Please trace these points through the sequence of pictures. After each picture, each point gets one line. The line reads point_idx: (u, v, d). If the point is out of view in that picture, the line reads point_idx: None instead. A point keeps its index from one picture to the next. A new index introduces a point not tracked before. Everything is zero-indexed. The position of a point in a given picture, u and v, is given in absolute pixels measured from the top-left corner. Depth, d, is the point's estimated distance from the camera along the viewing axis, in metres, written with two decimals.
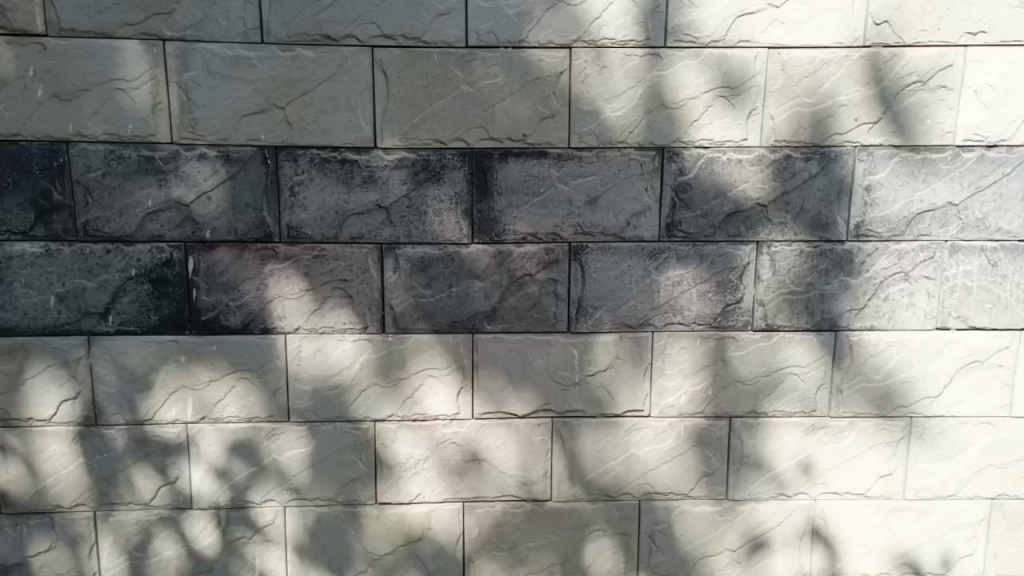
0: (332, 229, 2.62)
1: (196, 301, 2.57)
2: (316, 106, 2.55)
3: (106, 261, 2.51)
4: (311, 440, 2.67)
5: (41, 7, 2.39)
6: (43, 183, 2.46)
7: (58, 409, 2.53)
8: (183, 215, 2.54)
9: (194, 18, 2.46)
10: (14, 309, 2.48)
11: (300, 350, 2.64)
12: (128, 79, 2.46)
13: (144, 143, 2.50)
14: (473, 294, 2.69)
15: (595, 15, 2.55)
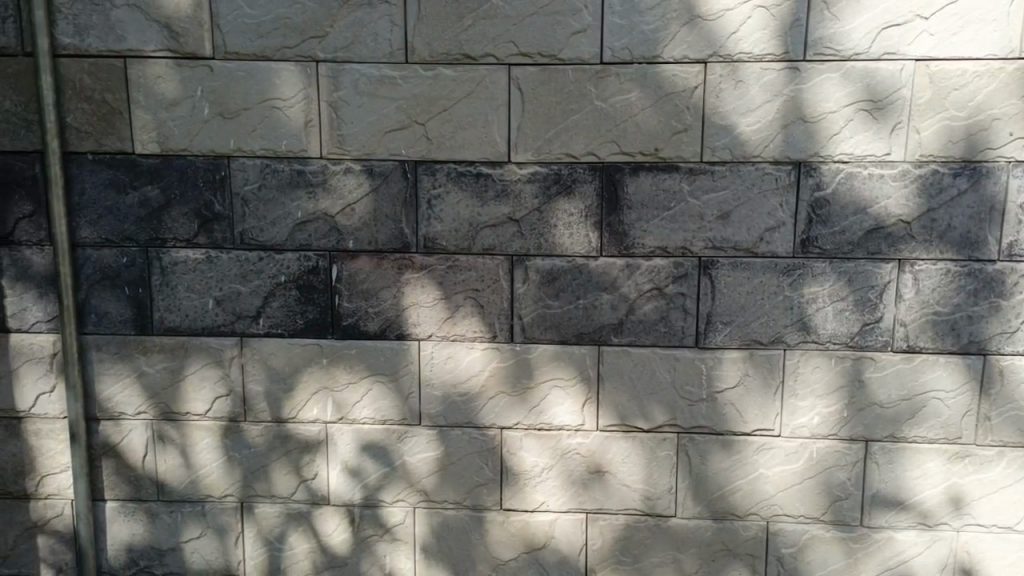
0: (465, 240, 2.70)
1: (338, 307, 2.71)
2: (454, 122, 2.65)
3: (259, 268, 2.68)
4: (440, 445, 2.75)
5: (209, 32, 2.55)
6: (206, 195, 2.63)
7: (212, 405, 2.70)
8: (329, 226, 2.68)
9: (345, 40, 2.59)
10: (177, 311, 2.66)
11: (432, 356, 2.74)
12: (284, 98, 2.61)
13: (296, 158, 2.65)
14: (601, 307, 2.71)
15: (732, 30, 2.54)
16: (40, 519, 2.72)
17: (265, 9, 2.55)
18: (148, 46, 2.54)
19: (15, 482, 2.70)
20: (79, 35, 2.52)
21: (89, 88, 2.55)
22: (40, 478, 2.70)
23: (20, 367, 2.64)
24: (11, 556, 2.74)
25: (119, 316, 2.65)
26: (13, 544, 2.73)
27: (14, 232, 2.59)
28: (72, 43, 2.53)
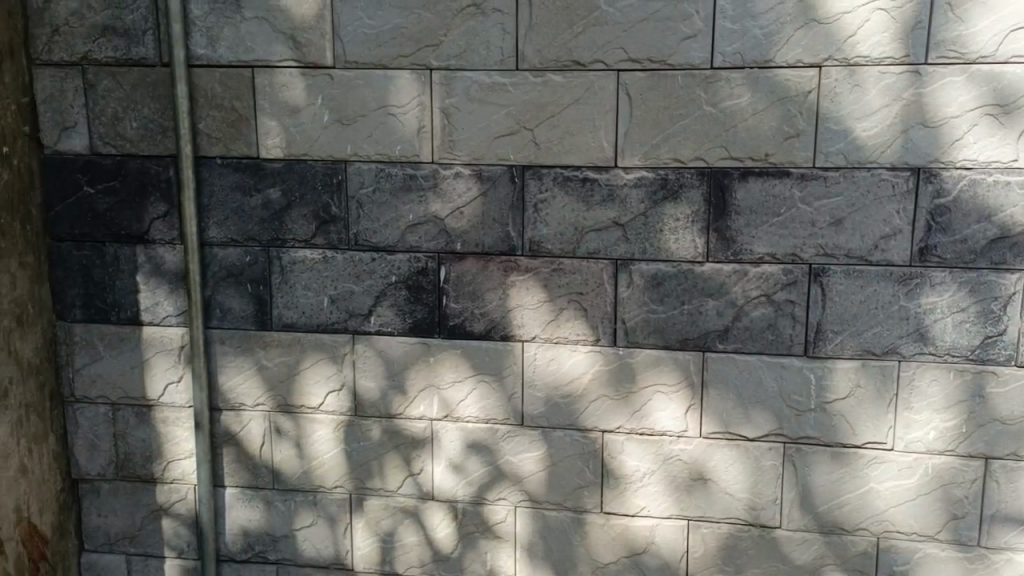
0: (571, 244, 2.73)
1: (445, 307, 2.78)
2: (562, 127, 2.68)
3: (372, 268, 2.78)
4: (542, 446, 2.79)
5: (331, 42, 2.66)
6: (324, 197, 2.74)
7: (325, 399, 2.81)
8: (439, 228, 2.76)
9: (458, 49, 2.66)
10: (294, 308, 2.78)
11: (536, 358, 2.77)
12: (399, 104, 2.70)
13: (409, 162, 2.73)
14: (706, 313, 2.69)
15: (850, 33, 2.50)
16: (165, 502, 2.88)
17: (383, 19, 2.65)
18: (274, 56, 2.66)
19: (144, 467, 2.86)
20: (212, 46, 2.66)
21: (219, 96, 2.69)
22: (166, 463, 2.86)
23: (150, 358, 2.81)
24: (138, 536, 2.91)
25: (241, 312, 2.79)
26: (140, 525, 2.91)
27: (149, 231, 2.75)
28: (204, 54, 2.66)
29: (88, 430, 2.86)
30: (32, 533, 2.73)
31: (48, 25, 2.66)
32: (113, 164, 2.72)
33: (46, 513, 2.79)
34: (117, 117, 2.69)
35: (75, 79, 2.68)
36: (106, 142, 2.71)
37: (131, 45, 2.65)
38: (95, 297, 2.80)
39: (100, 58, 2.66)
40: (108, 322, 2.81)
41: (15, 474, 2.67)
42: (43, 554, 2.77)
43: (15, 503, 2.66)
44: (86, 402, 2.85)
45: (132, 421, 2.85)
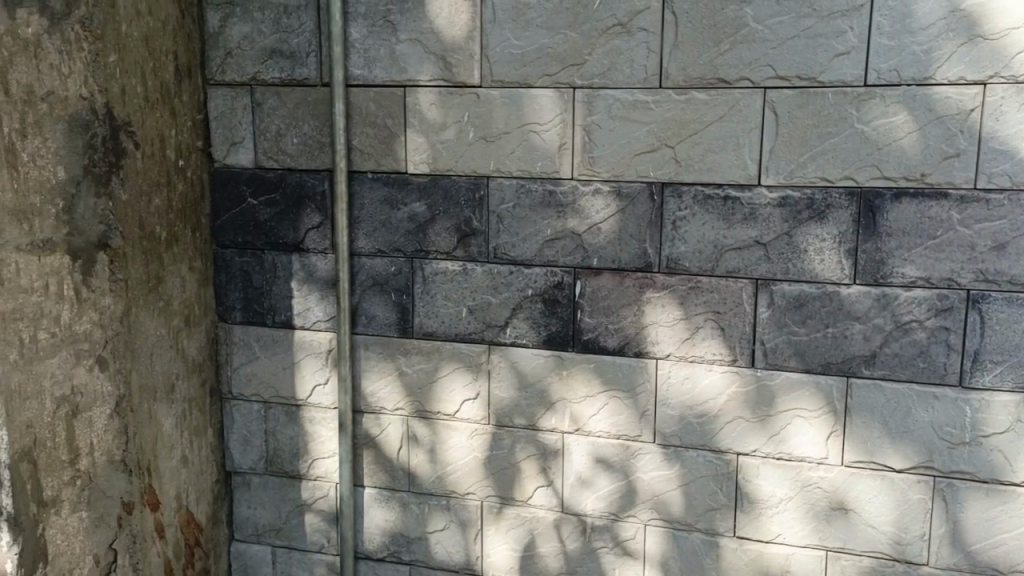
0: (710, 262, 2.69)
1: (580, 322, 2.80)
2: (704, 145, 2.65)
3: (509, 281, 2.84)
4: (675, 465, 2.78)
5: (479, 62, 2.74)
6: (466, 212, 2.83)
7: (461, 407, 2.90)
8: (576, 243, 2.78)
9: (602, 67, 2.69)
10: (435, 317, 2.88)
11: (670, 376, 2.75)
12: (542, 122, 2.74)
13: (549, 179, 2.77)
14: (852, 337, 2.61)
15: (1019, 48, 2.38)
16: (309, 497, 3.06)
17: (530, 40, 2.70)
18: (425, 75, 2.77)
19: (291, 463, 3.05)
20: (368, 67, 2.80)
21: (373, 114, 2.83)
22: (311, 461, 3.03)
23: (301, 360, 2.98)
24: (284, 528, 3.10)
25: (385, 319, 2.92)
26: (286, 518, 3.09)
27: (303, 240, 2.92)
28: (361, 74, 2.81)
29: (244, 426, 3.08)
30: (190, 520, 2.95)
31: (222, 48, 2.89)
32: (275, 178, 2.91)
33: (203, 502, 3.01)
34: (280, 133, 2.88)
35: (244, 98, 2.90)
36: (269, 157, 2.90)
37: (295, 66, 2.83)
38: (253, 301, 3.00)
39: (267, 78, 2.86)
40: (264, 325, 3.01)
41: (178, 463, 2.89)
42: (198, 541, 2.98)
43: (177, 491, 2.88)
44: (241, 399, 3.07)
45: (282, 419, 3.04)
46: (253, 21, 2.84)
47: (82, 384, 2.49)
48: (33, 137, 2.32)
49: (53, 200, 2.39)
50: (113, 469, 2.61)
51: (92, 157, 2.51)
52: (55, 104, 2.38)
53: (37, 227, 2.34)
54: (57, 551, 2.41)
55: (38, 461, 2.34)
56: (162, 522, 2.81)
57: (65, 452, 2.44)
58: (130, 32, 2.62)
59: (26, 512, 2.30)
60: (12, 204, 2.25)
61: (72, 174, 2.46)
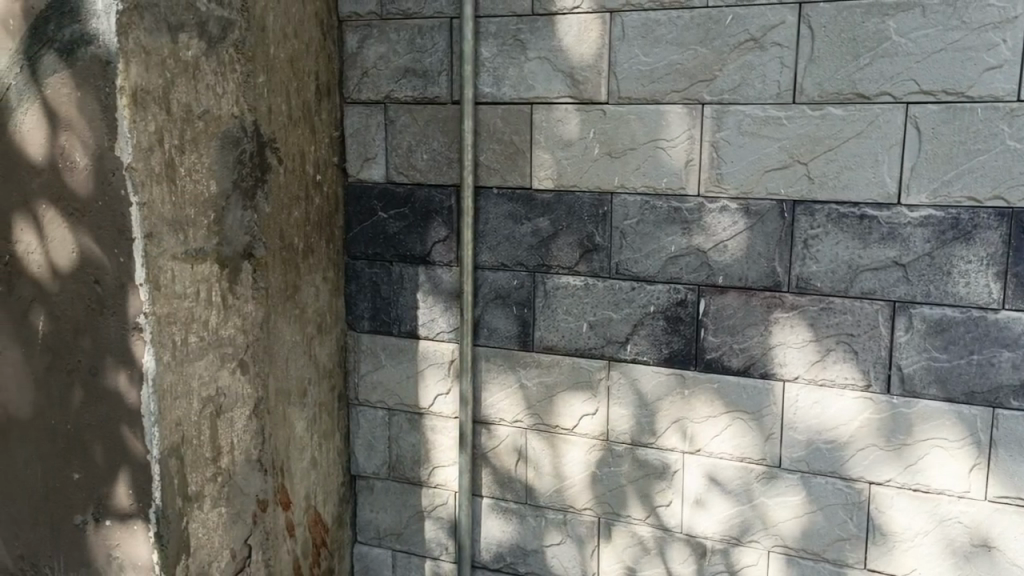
0: (843, 283, 2.59)
1: (703, 341, 2.74)
2: (840, 162, 2.55)
3: (631, 297, 2.80)
4: (801, 491, 2.69)
5: (606, 79, 2.74)
6: (589, 227, 2.82)
7: (579, 422, 2.90)
8: (701, 260, 2.72)
9: (732, 83, 2.62)
10: (555, 331, 2.90)
11: (798, 399, 2.67)
12: (668, 138, 2.70)
13: (675, 195, 2.73)
14: (999, 364, 2.47)
15: None
16: (429, 504, 3.13)
17: (659, 56, 2.68)
18: (552, 92, 2.80)
19: (412, 469, 3.13)
20: (497, 85, 2.85)
21: (500, 130, 2.88)
22: (432, 468, 3.10)
23: (424, 369, 3.07)
24: (404, 533, 3.19)
25: (506, 331, 2.96)
26: (406, 523, 3.18)
27: (430, 253, 3.00)
28: (490, 92, 2.86)
29: (368, 431, 3.19)
30: (317, 520, 3.07)
31: (359, 68, 3.01)
32: (405, 192, 3.01)
33: (329, 503, 3.13)
34: (410, 150, 2.98)
35: (378, 115, 3.01)
36: (400, 172, 3.01)
37: (426, 85, 2.92)
38: (380, 311, 3.10)
39: (400, 96, 2.96)
40: (390, 335, 3.11)
41: (307, 465, 3.02)
42: (324, 540, 3.10)
43: (306, 491, 3.01)
44: (366, 405, 3.19)
45: (404, 426, 3.13)
46: (389, 42, 2.95)
47: (225, 386, 2.64)
48: (190, 152, 2.48)
49: (206, 212, 2.55)
50: (249, 468, 2.74)
51: (240, 172, 2.67)
52: (210, 122, 2.55)
53: (191, 237, 2.50)
54: (198, 544, 2.55)
55: (184, 457, 2.50)
56: (292, 521, 2.94)
57: (208, 449, 2.58)
58: (277, 54, 2.77)
59: (172, 505, 2.45)
60: (170, 215, 2.42)
61: (223, 188, 2.61)
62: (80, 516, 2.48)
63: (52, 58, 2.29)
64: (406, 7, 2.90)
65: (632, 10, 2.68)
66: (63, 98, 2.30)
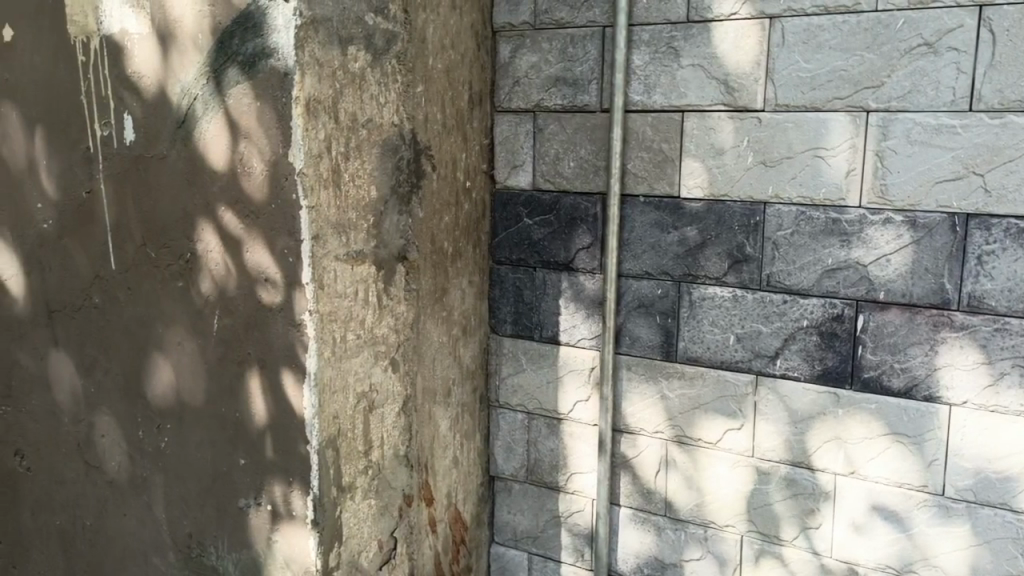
0: (1021, 303, 2.42)
1: (860, 359, 2.63)
2: (1022, 173, 2.38)
3: (782, 311, 2.72)
4: (966, 522, 2.53)
5: (763, 86, 2.67)
6: (740, 237, 2.75)
7: (723, 436, 2.84)
8: (860, 274, 2.61)
9: (902, 90, 2.49)
10: (700, 342, 2.84)
11: (966, 426, 2.51)
12: (829, 147, 2.60)
13: (834, 206, 2.62)
14: None
15: None
16: (565, 510, 3.15)
17: (821, 62, 2.58)
18: (705, 100, 2.74)
19: (550, 475, 3.16)
20: (648, 93, 2.83)
21: (649, 138, 2.85)
22: (569, 474, 3.12)
23: (564, 375, 3.09)
24: (540, 537, 3.23)
25: (649, 341, 2.93)
26: (543, 527, 3.22)
27: (574, 259, 3.02)
28: (640, 100, 2.84)
29: (507, 433, 3.25)
30: (457, 518, 3.15)
31: (511, 77, 3.08)
32: (551, 200, 3.04)
33: (469, 502, 3.21)
34: (558, 157, 3.01)
35: (527, 123, 3.06)
36: (547, 180, 3.04)
37: (577, 93, 2.94)
38: (523, 315, 3.16)
39: (550, 105, 3.00)
40: (532, 339, 3.15)
41: (450, 463, 3.10)
42: (463, 538, 3.18)
43: (448, 489, 3.09)
44: (506, 407, 3.24)
45: (543, 431, 3.16)
46: (541, 51, 2.99)
47: (378, 383, 2.75)
48: (354, 159, 2.61)
49: (366, 216, 2.67)
50: (397, 463, 2.84)
51: (398, 178, 2.78)
52: (372, 131, 2.67)
53: (352, 239, 2.63)
54: (350, 533, 2.66)
55: (340, 449, 2.61)
56: (434, 517, 3.03)
57: (361, 443, 2.70)
58: (434, 64, 2.87)
59: (328, 495, 2.57)
60: (335, 218, 2.55)
61: (382, 193, 2.73)
62: (243, 499, 2.64)
63: (235, 70, 2.45)
64: (559, 17, 2.93)
65: (794, 15, 2.60)
66: (244, 108, 2.46)
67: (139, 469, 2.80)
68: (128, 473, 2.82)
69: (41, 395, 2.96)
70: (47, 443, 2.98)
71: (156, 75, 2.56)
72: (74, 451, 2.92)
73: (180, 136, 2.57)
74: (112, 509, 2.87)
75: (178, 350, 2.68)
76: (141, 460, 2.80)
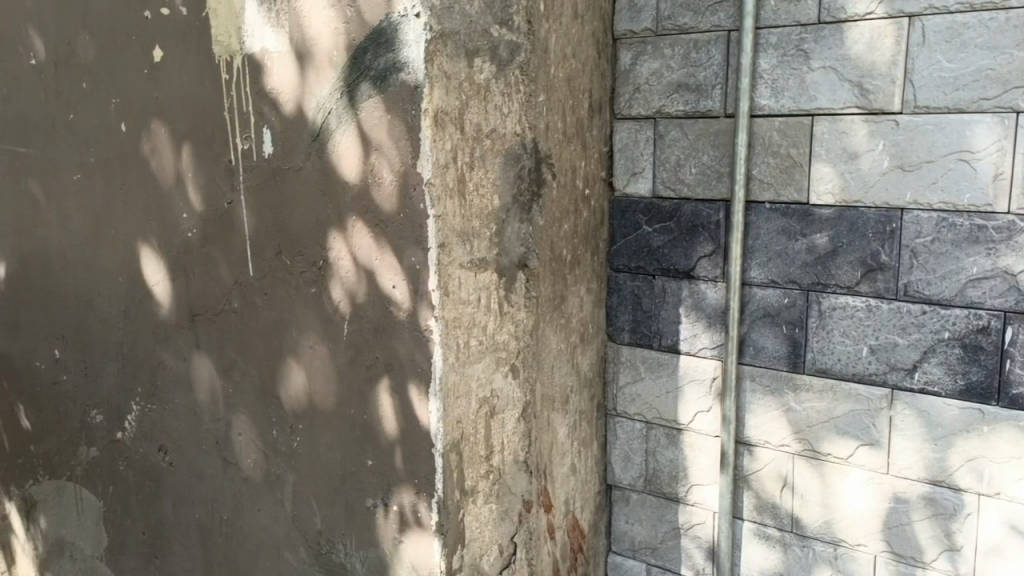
0: None
1: (1009, 373, 2.47)
2: None
3: (921, 322, 2.60)
4: None
5: (901, 87, 2.55)
6: (874, 245, 2.64)
7: (855, 452, 2.74)
8: (1009, 284, 2.46)
9: None
10: (830, 353, 2.75)
11: None
12: (975, 150, 2.46)
13: (979, 213, 2.48)
14: None
15: None
16: (685, 522, 3.11)
17: (966, 62, 2.45)
18: (837, 103, 2.65)
19: (669, 485, 3.12)
20: (775, 97, 2.76)
21: (777, 143, 2.78)
22: (689, 486, 3.08)
23: (684, 384, 3.05)
24: (658, 548, 3.20)
25: (774, 351, 2.85)
26: (662, 538, 3.18)
27: (695, 267, 2.97)
28: (767, 104, 2.78)
29: (625, 443, 3.23)
30: (575, 526, 3.16)
31: (632, 85, 3.07)
32: (671, 207, 3.01)
33: (586, 510, 3.21)
34: (679, 164, 2.97)
35: (648, 130, 3.04)
36: (668, 187, 3.01)
37: (700, 99, 2.90)
38: (642, 324, 3.13)
39: (672, 111, 2.97)
40: (650, 348, 3.12)
41: (568, 471, 3.10)
42: (581, 546, 3.19)
43: (566, 496, 3.10)
44: (624, 416, 3.23)
45: (662, 441, 3.12)
46: (663, 57, 2.97)
47: (499, 389, 2.79)
48: (479, 169, 2.65)
49: (489, 224, 2.72)
50: (517, 469, 2.87)
51: (520, 187, 2.81)
52: (496, 140, 2.71)
53: (476, 247, 2.67)
54: (473, 536, 2.70)
55: (463, 453, 2.65)
56: (553, 524, 3.04)
57: (483, 447, 2.74)
58: (556, 73, 2.89)
59: (452, 497, 2.61)
60: (460, 227, 2.60)
61: (504, 202, 2.76)
62: (371, 499, 2.71)
63: (368, 84, 2.53)
64: (682, 22, 2.90)
65: (935, 13, 2.48)
66: (376, 120, 2.54)
67: (273, 467, 2.93)
68: (262, 471, 2.96)
69: (184, 394, 3.14)
70: (188, 440, 3.16)
71: (293, 91, 2.68)
72: (213, 448, 3.09)
73: (315, 148, 2.67)
74: (247, 504, 3.02)
75: (311, 354, 2.78)
76: (275, 459, 2.92)
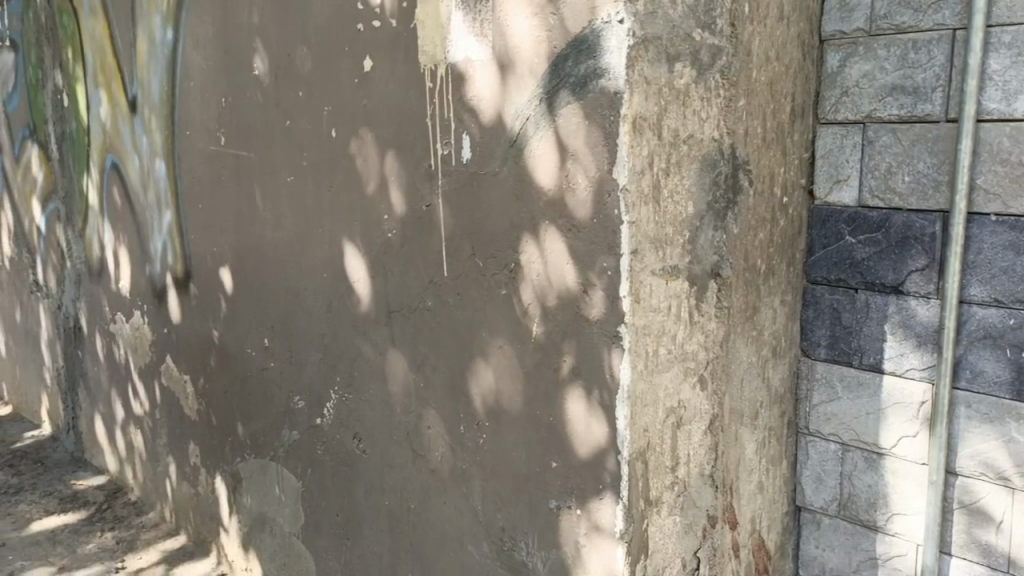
0: None
1: None
2: None
3: None
4: None
5: None
6: None
7: None
8: None
9: None
10: None
11: None
12: None
13: None
14: None
15: None
16: (884, 553, 2.92)
17: None
18: None
19: (866, 512, 2.95)
20: (1006, 100, 2.53)
21: (1006, 150, 2.55)
22: (889, 515, 2.89)
23: (887, 407, 2.86)
24: None
25: (995, 377, 2.62)
26: (856, 567, 3.01)
27: (904, 282, 2.79)
28: (996, 108, 2.55)
29: (817, 463, 3.09)
30: (760, 546, 3.05)
31: (839, 87, 2.92)
32: (879, 217, 2.84)
33: (773, 531, 3.10)
34: (890, 171, 2.80)
35: (856, 135, 2.89)
36: (875, 196, 2.84)
37: (916, 102, 2.72)
38: (840, 339, 2.98)
39: (884, 116, 2.80)
40: (849, 366, 2.96)
41: (755, 489, 3.00)
42: (766, 567, 3.07)
43: (752, 515, 3.00)
44: (817, 436, 3.08)
45: (860, 465, 2.95)
46: (876, 59, 2.81)
47: (687, 400, 2.73)
48: (675, 175, 2.60)
49: (682, 231, 2.66)
50: (702, 482, 2.81)
51: (715, 194, 2.74)
52: (694, 146, 2.65)
53: (668, 254, 2.62)
54: (657, 547, 2.65)
55: (648, 462, 2.60)
56: (737, 541, 2.95)
57: (668, 458, 2.68)
58: (758, 77, 2.80)
59: (637, 506, 2.57)
60: (653, 233, 2.55)
61: (699, 209, 2.71)
62: (554, 501, 2.72)
63: (567, 92, 2.53)
64: (899, 21, 2.73)
65: None
66: (572, 126, 2.52)
67: (460, 462, 3.03)
68: (449, 464, 3.06)
69: (378, 385, 3.31)
70: (380, 430, 3.33)
71: (493, 98, 2.74)
72: (403, 440, 3.23)
73: (511, 154, 2.72)
74: (434, 496, 3.14)
75: (500, 354, 2.84)
76: (462, 454, 3.02)
